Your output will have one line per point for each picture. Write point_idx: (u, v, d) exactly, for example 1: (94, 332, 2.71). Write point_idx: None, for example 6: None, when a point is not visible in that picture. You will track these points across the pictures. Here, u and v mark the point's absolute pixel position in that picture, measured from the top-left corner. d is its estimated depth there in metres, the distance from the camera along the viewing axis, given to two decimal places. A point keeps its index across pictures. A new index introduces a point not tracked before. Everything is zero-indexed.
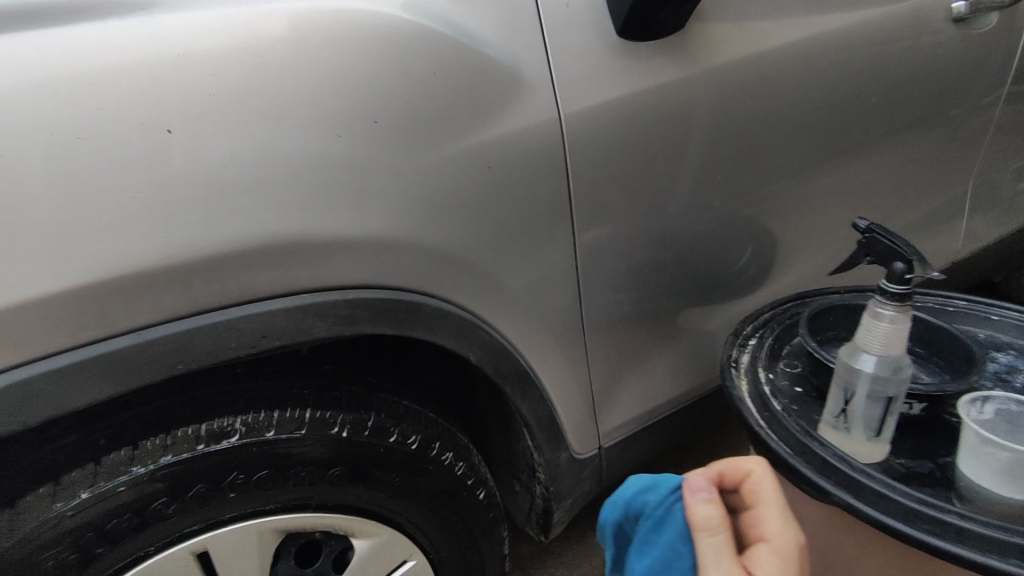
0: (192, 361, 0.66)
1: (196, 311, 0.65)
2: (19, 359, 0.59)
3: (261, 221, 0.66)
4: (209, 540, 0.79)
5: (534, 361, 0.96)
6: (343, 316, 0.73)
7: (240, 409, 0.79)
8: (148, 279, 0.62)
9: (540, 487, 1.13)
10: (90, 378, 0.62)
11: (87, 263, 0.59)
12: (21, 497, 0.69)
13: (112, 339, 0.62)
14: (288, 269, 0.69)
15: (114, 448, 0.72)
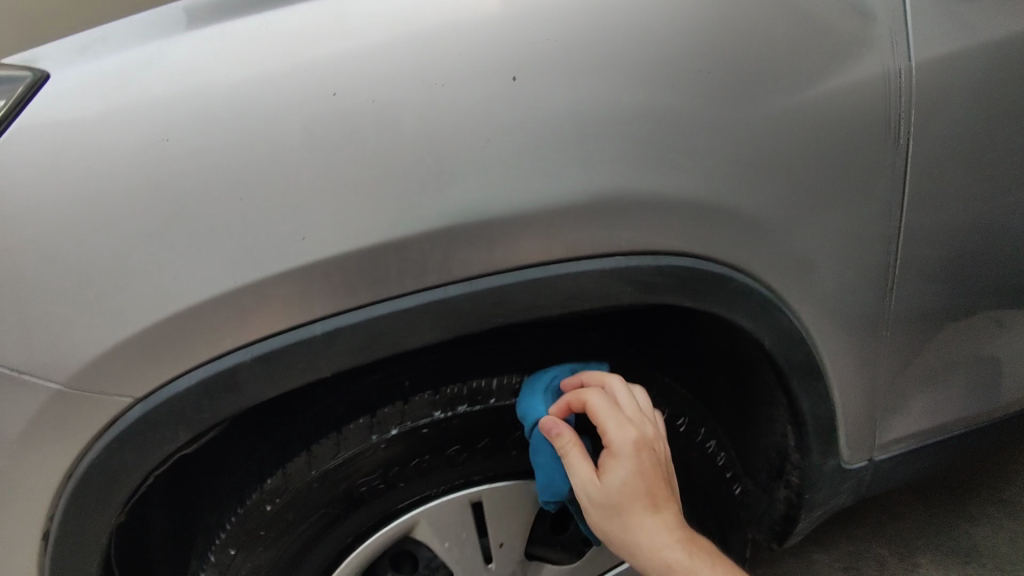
0: (510, 316, 0.66)
1: (520, 265, 0.65)
2: (372, 298, 0.62)
3: (589, 176, 0.63)
4: (486, 492, 0.81)
5: (825, 353, 0.84)
6: (650, 284, 0.69)
7: (526, 368, 0.80)
8: (485, 229, 0.62)
9: (790, 493, 1.03)
10: (426, 322, 0.63)
11: (436, 208, 0.61)
12: (344, 423, 0.75)
13: (447, 286, 0.63)
14: (605, 228, 0.66)
15: (419, 390, 0.76)
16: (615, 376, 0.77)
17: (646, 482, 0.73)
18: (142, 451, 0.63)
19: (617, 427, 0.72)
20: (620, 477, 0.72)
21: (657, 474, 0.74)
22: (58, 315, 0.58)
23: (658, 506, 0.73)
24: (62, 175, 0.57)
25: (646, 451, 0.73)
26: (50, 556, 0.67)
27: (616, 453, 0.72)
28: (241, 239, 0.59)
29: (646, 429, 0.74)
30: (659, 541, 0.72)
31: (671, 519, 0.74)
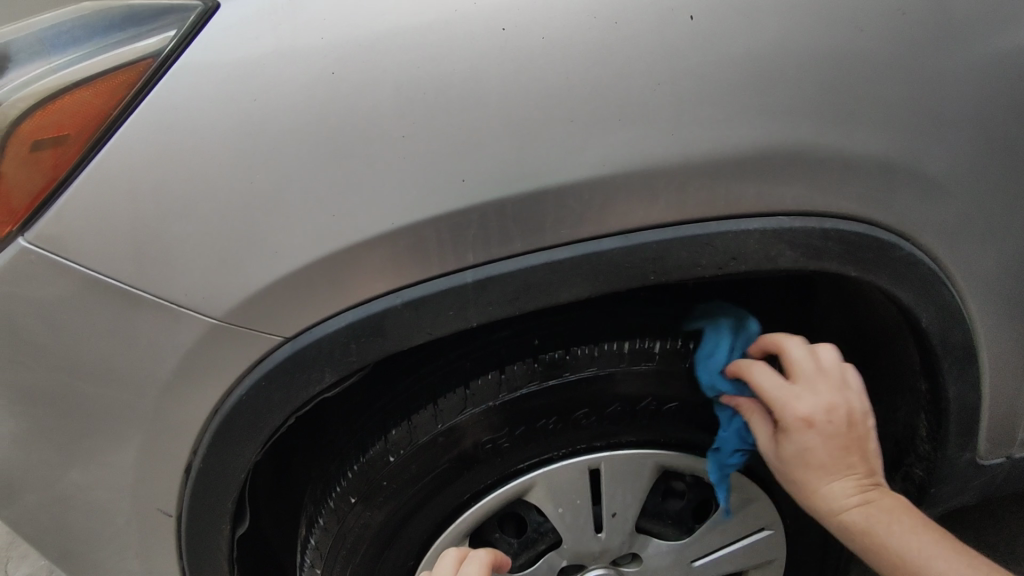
0: (664, 274, 0.62)
1: (681, 220, 0.61)
2: (528, 247, 0.59)
3: (764, 126, 0.59)
4: (607, 460, 0.79)
5: (986, 338, 0.77)
6: (813, 248, 0.64)
7: (659, 333, 0.75)
8: (650, 178, 0.59)
9: (910, 485, 0.97)
10: (579, 275, 0.61)
11: (601, 154, 0.57)
12: (472, 378, 0.74)
13: (603, 239, 0.60)
14: (773, 185, 0.61)
15: (549, 349, 0.73)
16: (791, 338, 0.70)
17: (828, 451, 0.67)
18: (287, 390, 0.63)
19: (810, 394, 0.68)
20: (812, 445, 0.67)
21: (847, 444, 0.68)
22: (219, 248, 0.57)
23: (847, 475, 0.68)
24: (226, 103, 0.55)
25: (839, 412, 0.67)
26: (190, 486, 0.69)
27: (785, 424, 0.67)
28: (401, 178, 0.56)
29: (817, 395, 0.67)
30: (839, 506, 0.68)
31: (855, 486, 0.68)
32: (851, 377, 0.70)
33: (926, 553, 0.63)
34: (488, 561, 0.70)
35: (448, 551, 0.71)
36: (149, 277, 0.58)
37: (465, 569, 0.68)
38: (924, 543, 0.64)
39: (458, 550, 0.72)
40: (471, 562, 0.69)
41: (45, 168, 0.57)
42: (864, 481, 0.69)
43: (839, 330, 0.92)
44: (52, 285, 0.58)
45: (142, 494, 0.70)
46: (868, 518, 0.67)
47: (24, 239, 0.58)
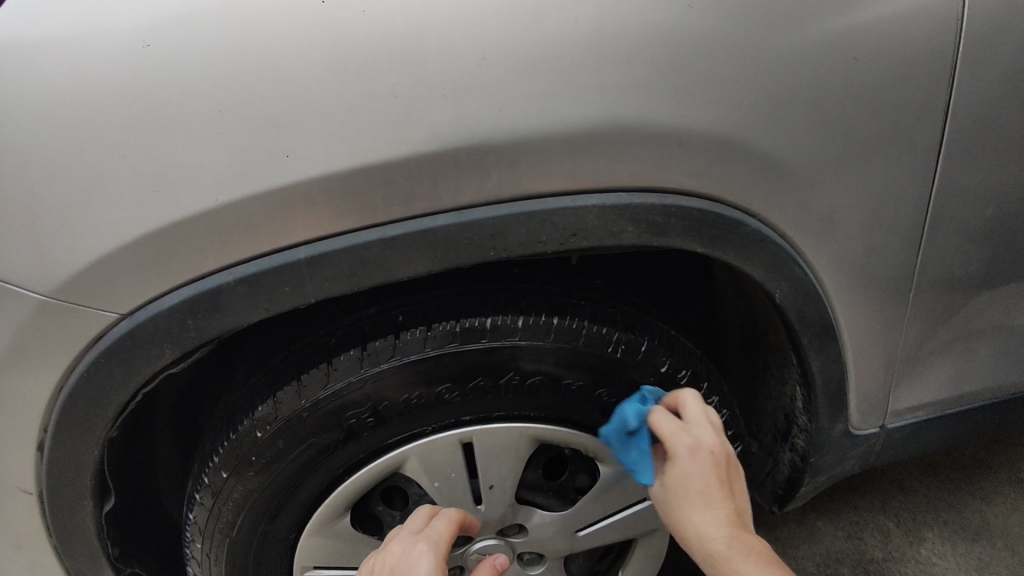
0: (503, 250, 0.63)
1: (516, 196, 0.61)
2: (361, 224, 0.60)
3: (595, 102, 0.59)
4: (477, 433, 0.80)
5: (842, 312, 0.80)
6: (655, 224, 0.66)
7: (522, 309, 0.76)
8: (479, 154, 0.59)
9: (794, 456, 1.00)
10: (416, 251, 0.61)
11: (428, 130, 0.57)
12: (335, 354, 0.74)
13: (437, 216, 0.61)
14: (609, 162, 0.62)
15: (411, 326, 0.74)
16: (668, 428, 0.72)
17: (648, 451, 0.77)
18: (127, 369, 0.63)
19: (699, 428, 0.71)
20: (679, 474, 0.70)
21: (720, 477, 0.70)
22: (39, 224, 0.56)
23: (716, 507, 0.69)
24: (34, 76, 0.54)
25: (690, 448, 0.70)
26: (45, 463, 0.69)
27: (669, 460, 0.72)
28: (222, 152, 0.56)
29: (705, 433, 0.71)
30: (705, 535, 0.68)
31: (727, 518, 0.69)
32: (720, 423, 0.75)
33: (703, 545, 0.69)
34: (456, 518, 0.77)
35: (420, 508, 0.79)
36: None
37: (433, 522, 0.76)
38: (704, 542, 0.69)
39: (431, 507, 0.80)
40: (439, 518, 0.76)
41: None
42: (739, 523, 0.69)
43: (734, 308, 0.96)
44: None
45: None
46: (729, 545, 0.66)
47: None
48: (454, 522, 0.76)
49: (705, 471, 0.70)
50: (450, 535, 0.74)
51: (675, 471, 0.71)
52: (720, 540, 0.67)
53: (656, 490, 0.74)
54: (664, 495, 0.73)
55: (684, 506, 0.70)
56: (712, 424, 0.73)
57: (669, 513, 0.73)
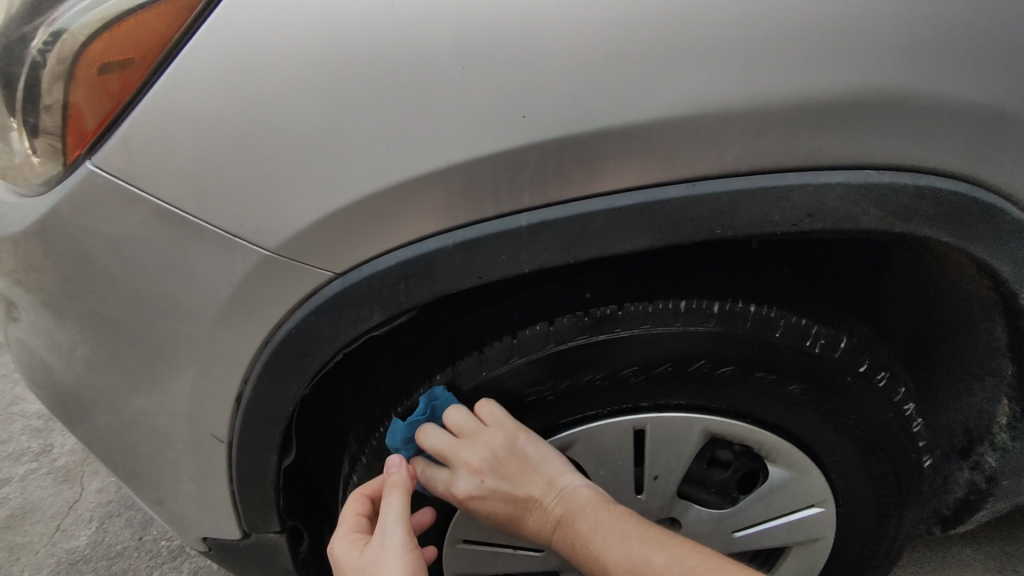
0: (731, 229, 0.58)
1: (755, 170, 0.56)
2: (587, 192, 0.56)
3: (861, 66, 0.53)
4: (652, 422, 0.76)
5: None
6: (903, 208, 0.58)
7: (719, 294, 0.71)
8: (725, 122, 0.54)
9: (978, 475, 0.91)
10: (639, 224, 0.57)
11: (674, 95, 0.53)
12: (519, 328, 0.72)
13: (667, 187, 0.57)
14: (868, 135, 0.55)
15: (603, 303, 0.71)
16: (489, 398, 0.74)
17: (507, 498, 0.76)
18: (333, 328, 0.63)
19: (471, 451, 0.71)
20: (493, 509, 0.76)
21: (538, 496, 0.75)
22: (273, 181, 0.57)
23: (536, 506, 0.76)
24: (283, 30, 0.54)
25: (515, 454, 0.73)
26: (241, 415, 0.72)
27: (460, 465, 0.73)
28: (458, 111, 0.54)
29: (477, 451, 0.71)
30: (544, 534, 0.77)
31: (548, 515, 0.76)
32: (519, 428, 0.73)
33: (650, 553, 0.69)
34: (372, 487, 0.72)
35: (384, 501, 0.67)
36: (208, 205, 0.59)
37: (345, 512, 0.70)
38: (671, 557, 0.68)
39: (362, 489, 0.73)
40: (348, 506, 0.71)
41: (106, 96, 0.59)
42: (549, 497, 0.74)
43: (913, 308, 0.86)
44: (127, 216, 0.61)
45: (198, 419, 0.74)
46: (572, 547, 0.74)
47: (91, 162, 0.60)
48: (345, 512, 0.70)
49: (528, 478, 0.73)
50: (343, 527, 0.69)
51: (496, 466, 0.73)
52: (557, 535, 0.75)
53: (466, 495, 0.74)
54: (633, 541, 0.70)
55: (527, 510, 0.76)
56: (488, 445, 0.71)
57: (509, 516, 0.76)
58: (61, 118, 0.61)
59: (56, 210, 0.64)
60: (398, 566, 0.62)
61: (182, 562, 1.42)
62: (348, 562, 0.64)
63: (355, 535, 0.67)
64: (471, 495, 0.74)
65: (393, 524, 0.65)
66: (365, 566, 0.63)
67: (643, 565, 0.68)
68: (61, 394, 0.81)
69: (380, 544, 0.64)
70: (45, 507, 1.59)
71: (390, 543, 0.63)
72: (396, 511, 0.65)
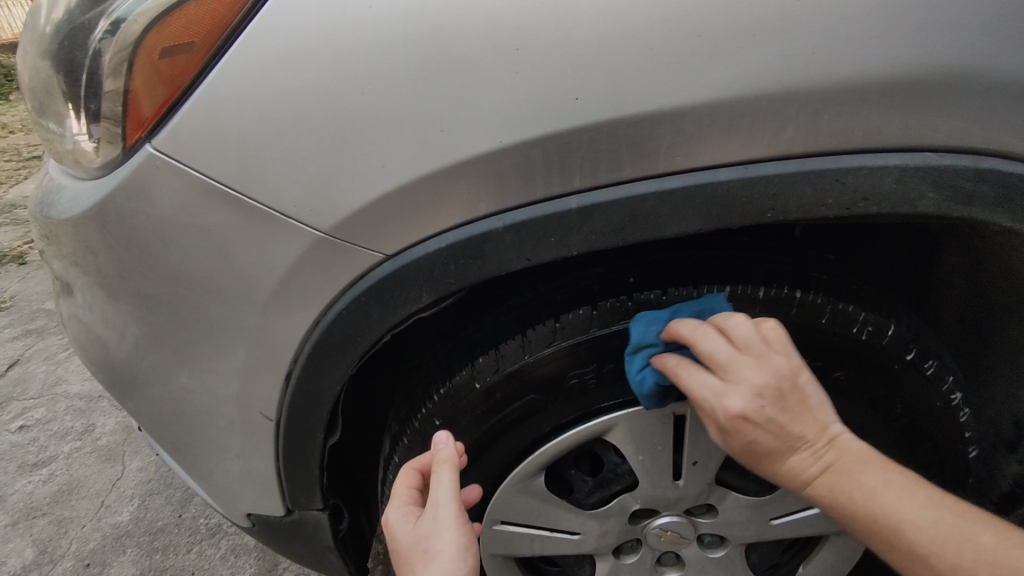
0: (783, 213, 0.58)
1: (809, 152, 0.56)
2: (637, 174, 0.56)
3: (921, 46, 0.52)
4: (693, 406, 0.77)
5: None
6: (963, 192, 0.57)
7: (764, 280, 0.71)
8: (780, 104, 0.53)
9: None
10: (689, 208, 0.57)
11: (728, 76, 0.53)
12: (562, 312, 0.73)
13: (719, 170, 0.56)
14: (927, 117, 0.54)
15: (647, 287, 0.71)
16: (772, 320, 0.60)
17: (779, 434, 0.57)
18: (382, 309, 0.64)
19: (747, 373, 0.57)
20: (756, 438, 0.57)
21: (794, 421, 0.57)
22: (326, 163, 0.58)
23: (802, 448, 0.57)
24: (341, 15, 0.55)
25: (795, 390, 0.57)
26: (289, 393, 0.73)
27: (730, 381, 0.58)
28: (510, 94, 0.54)
29: (757, 372, 0.57)
30: (800, 482, 0.58)
31: (813, 451, 0.58)
32: (781, 330, 0.59)
33: (891, 497, 0.55)
34: (422, 461, 0.72)
35: (432, 475, 0.66)
36: (262, 187, 0.60)
37: (398, 485, 0.70)
38: (886, 478, 0.56)
39: (413, 462, 0.72)
40: (401, 478, 0.71)
41: (164, 80, 0.60)
42: (819, 446, 0.57)
43: (958, 297, 0.84)
44: (184, 198, 0.62)
45: (247, 398, 0.76)
46: (831, 490, 0.57)
47: (149, 145, 0.62)
48: (397, 485, 0.70)
49: (788, 383, 0.57)
50: (396, 499, 0.69)
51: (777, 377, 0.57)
52: (818, 459, 0.57)
53: (740, 401, 0.57)
54: (898, 485, 0.55)
55: (790, 409, 0.57)
56: (742, 340, 0.58)
57: (764, 440, 0.57)
58: (120, 103, 0.63)
59: (115, 194, 0.66)
60: (452, 540, 0.61)
61: (220, 540, 1.47)
62: (400, 533, 0.64)
63: (407, 508, 0.67)
64: (732, 390, 0.57)
65: (444, 498, 0.63)
66: (418, 536, 0.62)
67: (849, 502, 0.56)
68: (115, 373, 0.83)
69: (431, 515, 0.63)
70: (90, 484, 1.64)
71: (442, 515, 0.63)
72: (445, 484, 0.64)
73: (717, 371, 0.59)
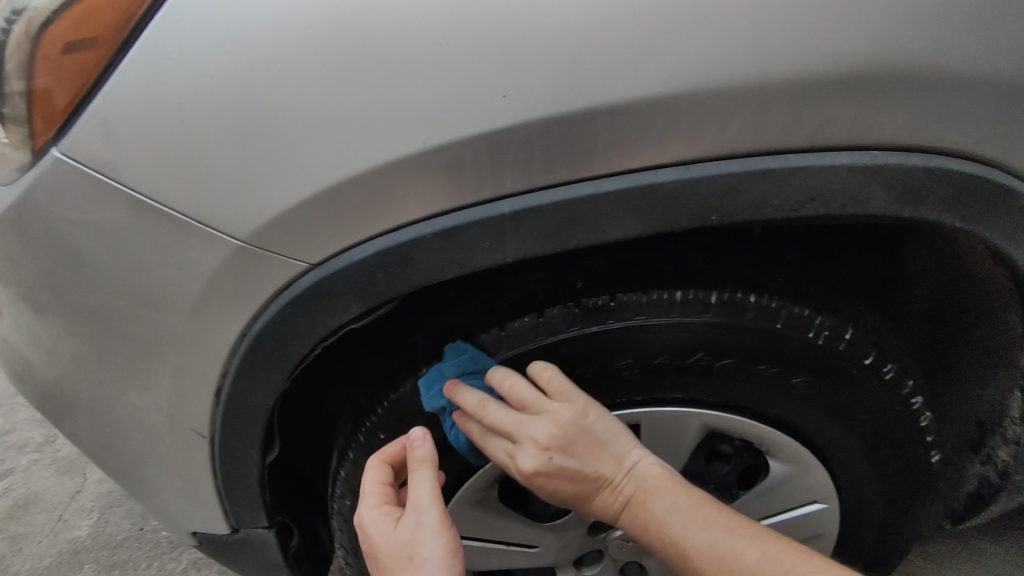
0: (727, 215, 0.55)
1: (753, 151, 0.52)
2: (572, 176, 0.53)
3: (869, 38, 0.49)
4: (647, 416, 0.73)
5: None
6: (915, 191, 0.54)
7: (717, 284, 0.67)
8: (722, 100, 0.50)
9: None
10: (630, 211, 0.54)
11: (665, 71, 0.49)
12: (508, 320, 0.69)
13: (659, 170, 0.53)
14: (877, 113, 0.51)
15: (594, 294, 0.67)
16: (550, 367, 0.67)
17: (574, 476, 0.68)
18: (311, 320, 0.61)
19: (547, 419, 0.66)
20: (557, 488, 0.68)
21: (583, 465, 0.67)
22: (241, 167, 0.54)
23: (605, 486, 0.69)
24: (253, 6, 0.51)
25: (584, 431, 0.67)
26: (221, 410, 0.69)
27: (541, 411, 0.66)
28: (434, 91, 0.50)
29: (543, 424, 0.66)
30: (610, 514, 0.70)
31: (612, 489, 0.68)
32: (563, 381, 0.67)
33: (695, 535, 0.65)
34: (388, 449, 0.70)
35: (409, 474, 0.65)
36: (175, 193, 0.56)
37: (368, 481, 0.68)
38: (744, 539, 0.64)
39: (380, 453, 0.70)
40: (368, 473, 0.69)
41: (71, 77, 0.56)
42: (619, 479, 0.68)
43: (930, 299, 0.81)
44: (97, 205, 0.58)
45: (179, 415, 0.72)
46: (637, 491, 0.67)
47: (58, 148, 0.58)
48: (368, 481, 0.68)
49: (575, 441, 0.67)
50: (371, 497, 0.67)
51: (553, 433, 0.66)
52: (689, 508, 0.66)
53: (534, 456, 0.66)
54: (719, 529, 0.65)
55: (588, 479, 0.68)
56: (522, 399, 0.66)
57: (583, 470, 0.67)
58: (28, 103, 0.58)
59: (26, 200, 0.61)
60: (438, 545, 0.61)
61: (182, 553, 1.42)
62: (382, 536, 0.64)
63: (385, 507, 0.66)
64: (531, 444, 0.66)
65: (427, 501, 0.64)
66: (400, 541, 0.62)
67: (651, 527, 0.67)
68: (43, 388, 0.79)
69: (417, 520, 0.63)
70: (47, 497, 1.58)
71: (425, 521, 0.62)
72: (427, 486, 0.64)
73: (552, 396, 0.66)
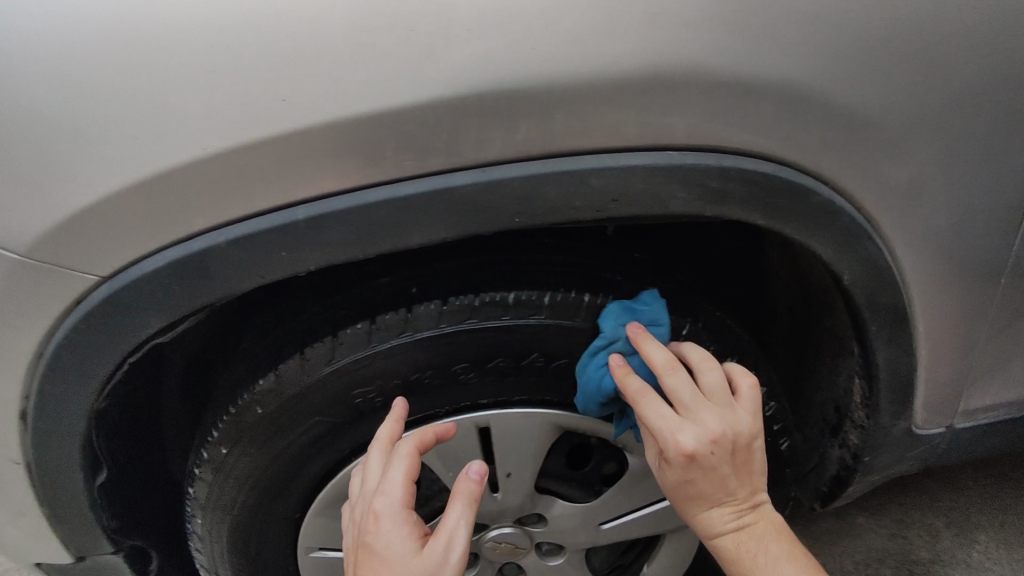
0: (531, 217, 0.54)
1: (548, 154, 0.52)
2: (366, 181, 0.52)
3: (645, 43, 0.50)
4: (493, 419, 0.73)
5: (919, 299, 0.70)
6: (712, 190, 0.56)
7: (551, 284, 0.68)
8: (507, 103, 0.50)
9: (845, 452, 0.90)
10: (431, 215, 0.53)
11: (447, 74, 0.49)
12: (342, 327, 0.67)
13: (455, 174, 0.52)
14: (663, 115, 0.52)
15: (427, 298, 0.67)
16: (745, 375, 0.68)
17: (715, 477, 0.65)
18: (112, 335, 0.57)
19: (695, 423, 0.63)
20: (693, 479, 0.65)
21: (731, 476, 0.66)
22: (9, 176, 0.50)
23: (729, 502, 0.68)
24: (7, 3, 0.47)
25: (743, 449, 0.65)
26: (31, 434, 0.64)
27: (686, 412, 0.64)
28: (209, 94, 0.48)
29: (707, 416, 0.63)
30: (715, 531, 0.68)
31: (733, 512, 0.68)
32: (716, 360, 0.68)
33: None
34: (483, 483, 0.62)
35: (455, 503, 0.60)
36: None
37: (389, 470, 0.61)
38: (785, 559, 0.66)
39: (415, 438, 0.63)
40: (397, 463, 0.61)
41: None
42: (744, 506, 0.68)
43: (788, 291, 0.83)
44: None
45: None
46: (738, 545, 0.67)
47: None
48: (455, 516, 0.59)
49: (724, 460, 0.64)
50: (394, 493, 0.59)
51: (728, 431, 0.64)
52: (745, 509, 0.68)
53: (697, 440, 0.62)
54: (803, 568, 0.65)
55: (728, 481, 0.66)
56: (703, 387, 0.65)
57: (715, 476, 0.65)
58: None
59: None
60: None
61: None
62: (398, 552, 0.56)
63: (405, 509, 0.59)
64: (684, 421, 0.63)
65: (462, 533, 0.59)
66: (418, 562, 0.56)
67: (752, 564, 0.66)
68: None
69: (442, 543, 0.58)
70: None
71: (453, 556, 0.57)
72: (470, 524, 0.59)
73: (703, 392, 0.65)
